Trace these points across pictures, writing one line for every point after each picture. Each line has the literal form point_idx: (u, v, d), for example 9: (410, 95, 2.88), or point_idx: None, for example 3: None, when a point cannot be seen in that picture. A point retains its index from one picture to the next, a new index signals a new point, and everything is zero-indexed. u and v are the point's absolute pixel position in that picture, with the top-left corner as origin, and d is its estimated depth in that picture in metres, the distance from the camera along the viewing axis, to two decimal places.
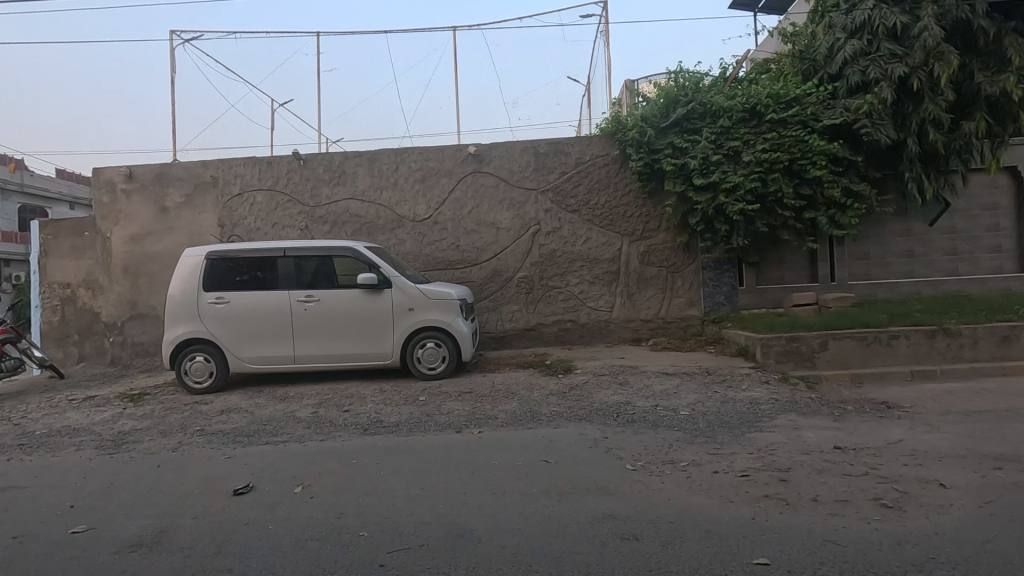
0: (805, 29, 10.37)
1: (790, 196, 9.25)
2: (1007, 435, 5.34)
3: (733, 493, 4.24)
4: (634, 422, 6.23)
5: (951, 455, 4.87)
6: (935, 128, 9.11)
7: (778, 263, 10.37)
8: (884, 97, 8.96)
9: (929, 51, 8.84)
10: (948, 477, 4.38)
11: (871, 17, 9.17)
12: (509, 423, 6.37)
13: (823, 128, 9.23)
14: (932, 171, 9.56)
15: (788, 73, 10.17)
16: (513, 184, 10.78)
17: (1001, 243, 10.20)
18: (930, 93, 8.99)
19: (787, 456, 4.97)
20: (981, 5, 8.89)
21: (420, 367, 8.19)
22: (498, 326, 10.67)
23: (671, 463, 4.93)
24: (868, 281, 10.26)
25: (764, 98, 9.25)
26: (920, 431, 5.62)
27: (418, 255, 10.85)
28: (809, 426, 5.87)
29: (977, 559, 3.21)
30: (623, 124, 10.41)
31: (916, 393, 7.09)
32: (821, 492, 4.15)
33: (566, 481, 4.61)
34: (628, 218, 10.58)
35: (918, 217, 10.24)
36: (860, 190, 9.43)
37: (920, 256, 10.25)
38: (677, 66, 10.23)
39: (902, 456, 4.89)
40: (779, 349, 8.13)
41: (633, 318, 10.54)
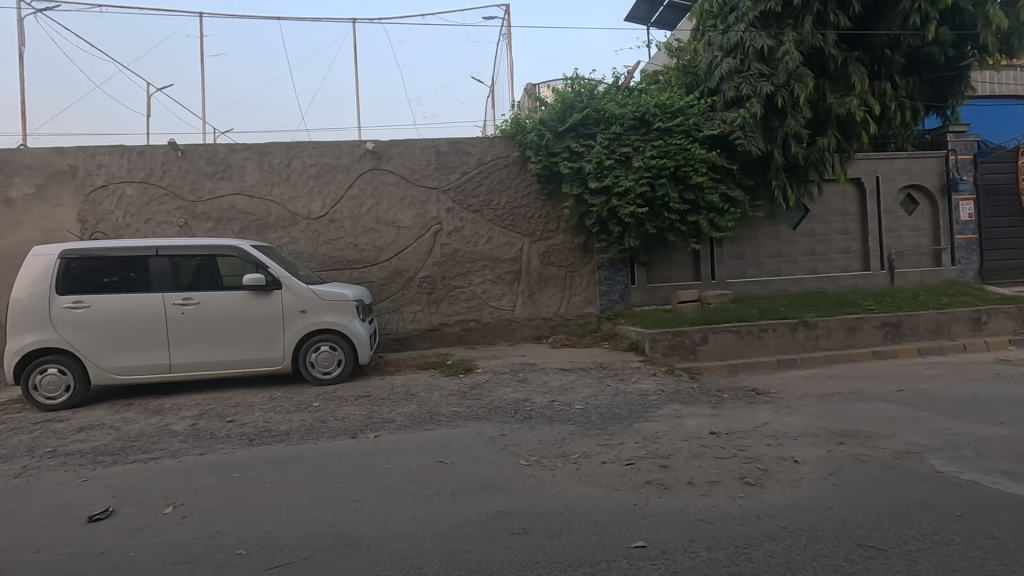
0: (688, 46, 11.22)
1: (675, 200, 9.90)
2: (850, 414, 6.10)
3: (618, 481, 4.47)
4: (532, 418, 6.38)
5: (805, 434, 5.47)
6: (796, 142, 10.17)
7: (666, 262, 11.11)
8: (754, 112, 9.88)
9: (791, 73, 9.88)
10: (802, 454, 4.90)
11: (743, 39, 10.11)
12: (407, 425, 6.27)
13: (704, 138, 9.99)
14: (795, 180, 10.67)
15: (674, 86, 10.94)
16: (413, 183, 10.63)
17: (849, 246, 11.62)
18: (791, 110, 10.02)
19: (669, 444, 5.33)
20: (832, 35, 10.03)
21: (314, 372, 7.81)
22: (400, 327, 10.47)
23: (563, 456, 5.11)
24: (743, 280, 11.27)
25: (652, 108, 9.84)
26: (782, 413, 6.27)
27: (313, 254, 10.37)
28: (690, 414, 6.33)
29: (819, 524, 3.61)
30: (523, 127, 10.64)
31: (781, 380, 7.88)
32: (696, 475, 4.50)
33: (461, 480, 4.63)
34: (529, 219, 10.81)
35: (784, 222, 11.40)
36: (736, 196, 10.30)
37: (786, 256, 11.41)
38: (574, 73, 10.63)
39: (766, 437, 5.42)
40: (666, 343, 8.72)
41: (534, 316, 10.78)
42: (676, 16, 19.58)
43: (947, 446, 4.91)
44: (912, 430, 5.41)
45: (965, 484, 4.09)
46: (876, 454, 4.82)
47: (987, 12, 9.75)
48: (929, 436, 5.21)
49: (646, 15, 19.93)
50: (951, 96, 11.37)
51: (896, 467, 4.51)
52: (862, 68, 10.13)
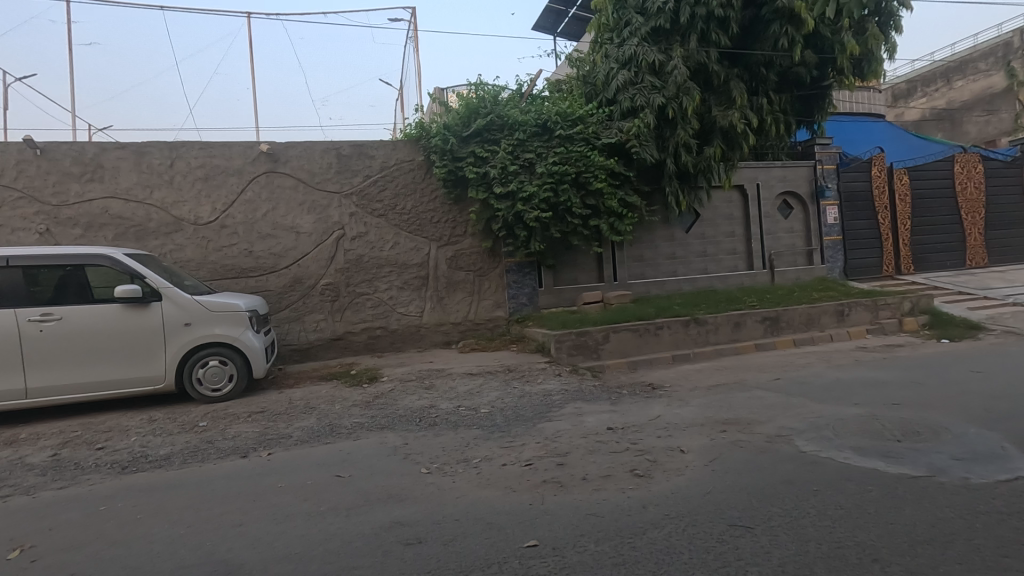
0: (587, 57, 11.70)
1: (577, 206, 10.21)
2: (732, 403, 6.60)
3: (516, 482, 4.53)
4: (436, 424, 6.32)
5: (693, 424, 5.84)
6: (686, 151, 10.85)
7: (571, 265, 11.46)
8: (648, 122, 10.43)
9: (679, 86, 10.53)
10: (688, 443, 5.23)
11: (636, 52, 10.68)
12: (305, 440, 5.99)
13: (603, 146, 10.40)
14: (686, 187, 11.39)
15: (575, 95, 11.35)
16: (313, 187, 10.21)
17: (735, 247, 12.58)
18: (681, 121, 10.68)
19: (568, 441, 5.49)
20: (715, 52, 10.80)
21: (202, 389, 7.27)
22: (301, 337, 10.00)
23: (465, 461, 5.10)
24: (642, 281, 11.87)
25: (554, 115, 10.13)
26: (674, 406, 6.66)
27: (202, 263, 9.66)
28: (590, 412, 6.56)
29: (698, 509, 3.85)
30: (427, 131, 10.57)
31: (675, 375, 8.37)
32: (591, 470, 4.67)
33: (358, 494, 4.48)
34: (435, 224, 10.73)
35: (678, 226, 12.14)
36: (634, 202, 10.80)
37: (681, 258, 12.16)
38: (478, 80, 10.74)
39: (658, 429, 5.74)
40: (571, 344, 9.00)
41: (443, 322, 10.69)
42: (580, 28, 20.31)
43: (811, 427, 5.43)
44: (784, 415, 5.94)
45: (823, 461, 4.54)
46: (752, 439, 5.24)
47: (842, 38, 10.90)
48: (797, 419, 5.75)
49: (552, 25, 20.50)
50: (817, 112, 12.58)
51: (768, 449, 4.92)
52: (741, 84, 10.99)
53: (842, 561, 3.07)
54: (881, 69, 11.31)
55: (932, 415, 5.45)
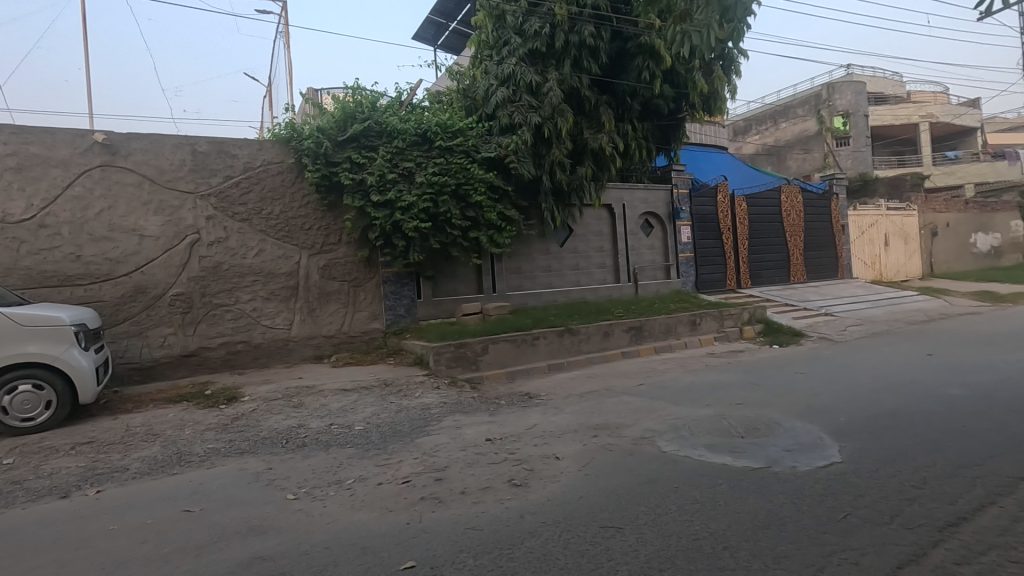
0: (467, 72, 11.87)
1: (457, 217, 10.19)
2: (602, 409, 6.97)
3: (393, 502, 4.35)
4: (305, 445, 5.89)
5: (567, 431, 6.06)
6: (560, 169, 11.35)
7: (450, 277, 11.43)
8: (525, 140, 10.76)
9: (554, 107, 11.02)
10: (562, 450, 5.42)
11: (514, 72, 11.03)
12: (145, 473, 5.24)
13: (482, 159, 10.52)
14: (561, 204, 11.92)
15: (455, 108, 11.43)
16: (161, 185, 9.10)
17: (604, 262, 13.41)
18: (556, 141, 11.17)
19: (446, 455, 5.41)
20: (587, 79, 11.49)
21: (10, 420, 6.10)
22: (144, 355, 8.82)
23: (337, 484, 4.79)
24: (519, 293, 12.19)
25: (433, 126, 10.08)
26: (550, 414, 6.88)
27: (12, 268, 8.15)
28: (469, 424, 6.54)
29: (572, 514, 3.98)
30: (299, 132, 9.99)
31: (550, 383, 8.66)
32: (469, 484, 4.63)
33: (212, 528, 4.01)
34: (306, 231, 10.10)
35: (553, 240, 12.67)
36: (512, 216, 11.01)
37: (555, 271, 12.67)
38: (355, 84, 10.39)
39: (535, 438, 5.87)
40: (449, 355, 8.95)
41: (314, 335, 10.05)
42: (461, 42, 20.51)
43: (670, 428, 5.91)
44: (647, 418, 6.40)
45: (681, 459, 4.95)
46: (620, 442, 5.56)
47: (693, 77, 12.16)
48: (659, 421, 6.22)
49: (432, 36, 20.45)
50: (673, 141, 13.87)
51: (634, 451, 5.26)
52: (609, 110, 11.77)
53: (698, 552, 3.34)
54: (724, 106, 12.78)
55: (767, 412, 6.21)
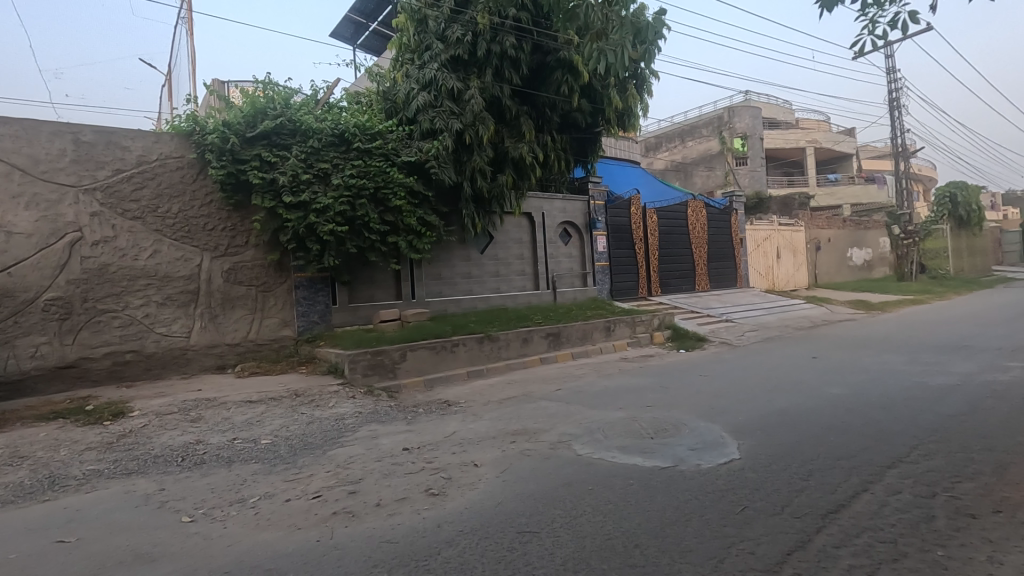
0: (387, 74, 11.67)
1: (375, 221, 9.91)
2: (520, 414, 7.05)
3: (302, 518, 4.14)
4: (204, 462, 5.46)
5: (486, 438, 6.06)
6: (481, 176, 11.38)
7: (367, 282, 11.11)
8: (447, 145, 10.69)
9: (476, 115, 11.04)
10: (480, 457, 5.41)
11: (436, 77, 10.96)
12: (9, 501, 4.62)
13: (402, 163, 10.34)
14: (482, 211, 11.95)
15: (374, 110, 11.17)
16: (36, 177, 8.17)
17: (524, 269, 13.61)
18: (477, 148, 11.19)
19: (361, 467, 5.22)
20: (508, 88, 11.64)
21: None
22: (10, 367, 7.81)
23: (239, 502, 4.48)
24: (439, 299, 12.08)
25: (351, 127, 9.80)
26: (468, 421, 6.85)
27: None
28: (386, 433, 6.36)
29: (490, 520, 3.97)
30: (203, 126, 9.35)
31: (470, 390, 8.63)
32: (384, 495, 4.49)
33: (91, 559, 3.61)
34: (209, 231, 9.44)
35: (474, 246, 12.69)
36: (433, 221, 10.88)
37: (475, 277, 12.69)
38: (266, 79, 9.90)
39: (453, 446, 5.81)
40: (366, 363, 8.68)
41: (217, 343, 9.37)
42: (381, 44, 20.13)
43: (585, 432, 6.08)
44: (563, 422, 6.54)
45: (596, 462, 5.10)
46: (537, 447, 5.64)
47: (609, 94, 12.67)
48: (574, 425, 6.38)
49: (351, 35, 19.90)
50: (590, 153, 14.36)
51: (550, 456, 5.35)
52: (530, 121, 11.98)
53: (611, 551, 3.45)
54: (637, 123, 13.47)
55: (674, 414, 6.55)
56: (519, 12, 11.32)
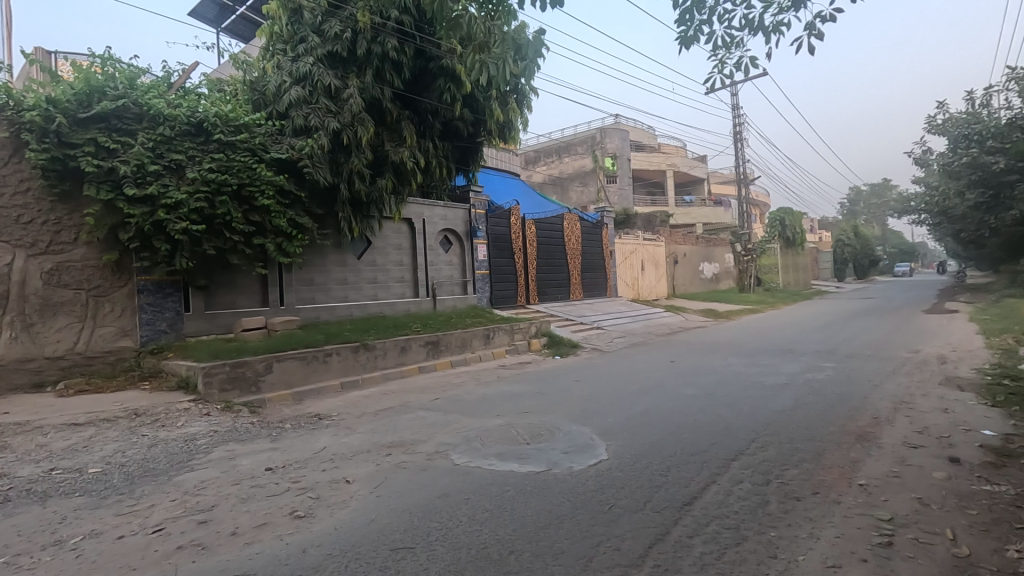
0: (256, 63, 10.86)
1: (239, 221, 9.05)
2: (397, 426, 6.84)
3: (138, 557, 3.61)
4: (10, 501, 4.57)
5: (359, 452, 5.79)
6: (359, 179, 10.89)
7: (227, 287, 10.15)
8: (322, 144, 10.10)
9: (354, 115, 10.57)
10: (353, 473, 5.14)
11: (311, 72, 10.39)
12: None
13: (271, 160, 9.59)
14: (359, 215, 11.47)
15: (240, 101, 10.33)
16: None
17: (403, 276, 13.29)
18: (355, 150, 10.70)
19: (214, 493, 4.70)
20: (389, 91, 11.34)
21: None
22: None
23: (56, 546, 3.79)
24: (311, 306, 11.39)
25: (211, 116, 8.94)
26: (341, 435, 6.49)
27: None
28: (246, 453, 5.81)
29: (361, 540, 3.78)
30: (21, 101, 8.01)
31: (343, 402, 8.20)
32: (241, 523, 4.08)
33: None
34: (24, 225, 8.21)
35: (350, 251, 12.16)
36: (305, 223, 10.19)
37: (351, 284, 12.14)
38: (107, 54, 8.76)
39: (323, 462, 5.46)
40: (223, 377, 7.90)
41: (32, 357, 8.06)
42: (249, 30, 18.67)
43: (463, 440, 6.05)
44: (441, 432, 6.46)
45: (473, 471, 5.08)
46: (413, 459, 5.49)
47: (491, 106, 12.85)
48: (453, 434, 6.33)
49: (214, 17, 18.21)
50: (472, 163, 14.47)
51: (427, 467, 5.23)
52: (411, 126, 11.76)
53: (487, 560, 3.44)
54: (517, 136, 13.83)
55: (550, 419, 6.77)
56: (401, 14, 11.08)
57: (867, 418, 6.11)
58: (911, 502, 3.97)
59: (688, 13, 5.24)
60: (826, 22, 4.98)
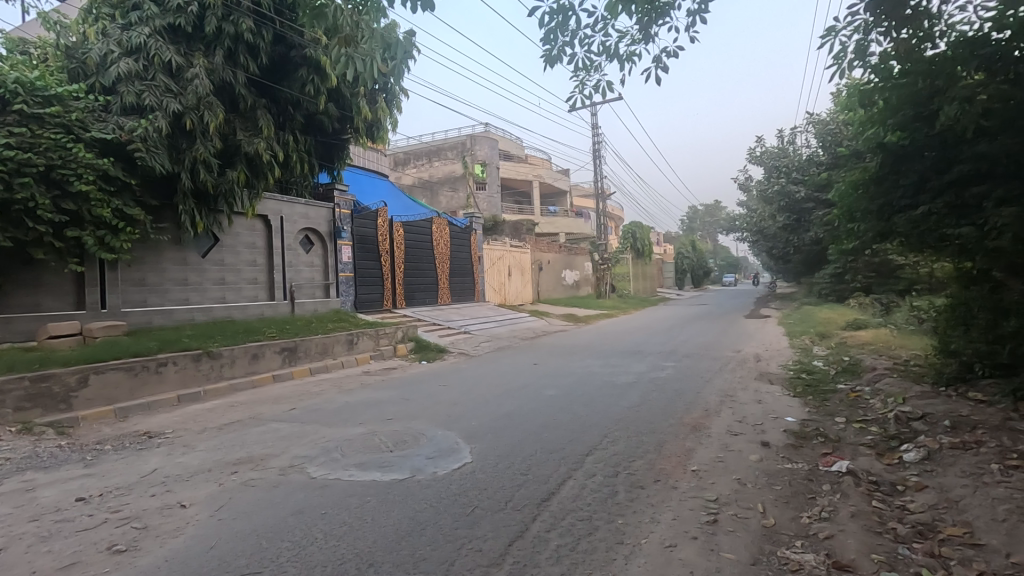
0: (74, 27, 9.36)
1: (46, 209, 7.66)
2: (246, 440, 6.27)
3: None
4: None
5: (199, 472, 5.19)
6: (205, 169, 9.79)
7: (29, 286, 8.60)
8: (159, 127, 8.92)
9: (200, 98, 9.48)
10: (191, 496, 4.60)
11: (147, 44, 9.16)
12: None
13: (91, 140, 8.27)
14: (204, 208, 10.34)
15: (51, 68, 8.80)
16: None
17: (257, 277, 12.23)
18: (201, 136, 9.60)
19: (4, 533, 3.91)
20: (243, 75, 10.38)
21: None
22: None
23: None
24: (142, 308, 10.04)
25: (10, 83, 7.50)
26: (176, 454, 5.78)
27: None
28: (50, 482, 4.92)
29: (198, 570, 3.39)
30: None
31: (181, 417, 7.31)
32: (41, 566, 3.44)
33: None
34: None
35: (193, 249, 10.93)
36: (135, 215, 8.94)
37: (193, 285, 10.91)
38: None
39: (153, 486, 4.82)
40: (21, 394, 6.63)
41: None
42: None
43: (321, 452, 5.72)
44: (297, 444, 6.05)
45: (331, 483, 4.81)
46: (264, 475, 5.06)
47: (358, 102, 12.36)
48: (310, 446, 5.96)
49: None
50: (337, 160, 13.82)
51: (280, 483, 4.85)
52: (268, 116, 10.87)
53: None
54: (386, 136, 13.45)
55: (414, 424, 6.67)
56: None
57: (699, 411, 6.91)
58: (732, 483, 4.56)
59: (552, 33, 5.52)
60: (671, 58, 5.57)
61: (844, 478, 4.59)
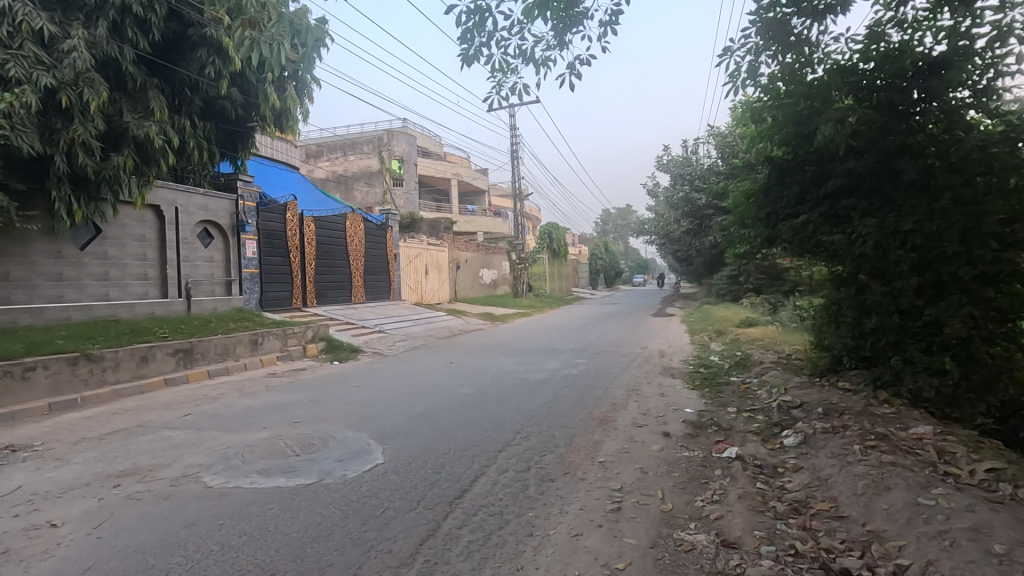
0: None
1: None
2: (131, 450, 5.74)
3: None
4: None
5: (74, 487, 4.69)
6: (84, 152, 8.82)
7: None
8: (28, 103, 7.91)
9: (79, 74, 8.48)
10: (64, 513, 4.15)
11: (12, 8, 8.07)
12: None
13: None
14: (82, 196, 9.33)
15: None
16: None
17: (146, 272, 11.21)
18: (79, 116, 8.63)
19: None
20: (131, 52, 9.45)
21: None
22: None
23: None
24: (4, 306, 8.89)
25: None
26: (46, 469, 5.18)
27: None
28: None
29: None
30: None
31: (52, 428, 6.56)
32: None
33: None
34: None
35: (69, 240, 9.88)
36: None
37: (69, 280, 9.85)
38: None
39: (16, 506, 4.30)
40: None
41: None
42: None
43: (219, 460, 5.36)
44: (191, 452, 5.63)
45: (229, 492, 4.53)
46: (152, 487, 4.66)
47: (264, 89, 11.66)
48: (206, 453, 5.57)
49: None
50: (240, 149, 13.00)
51: (171, 494, 4.49)
52: (161, 97, 10.00)
53: None
54: (296, 126, 12.80)
55: (323, 427, 6.43)
56: None
57: (607, 405, 7.22)
58: (635, 472, 4.81)
59: (469, 32, 5.54)
60: (583, 67, 5.78)
61: (733, 464, 4.99)
